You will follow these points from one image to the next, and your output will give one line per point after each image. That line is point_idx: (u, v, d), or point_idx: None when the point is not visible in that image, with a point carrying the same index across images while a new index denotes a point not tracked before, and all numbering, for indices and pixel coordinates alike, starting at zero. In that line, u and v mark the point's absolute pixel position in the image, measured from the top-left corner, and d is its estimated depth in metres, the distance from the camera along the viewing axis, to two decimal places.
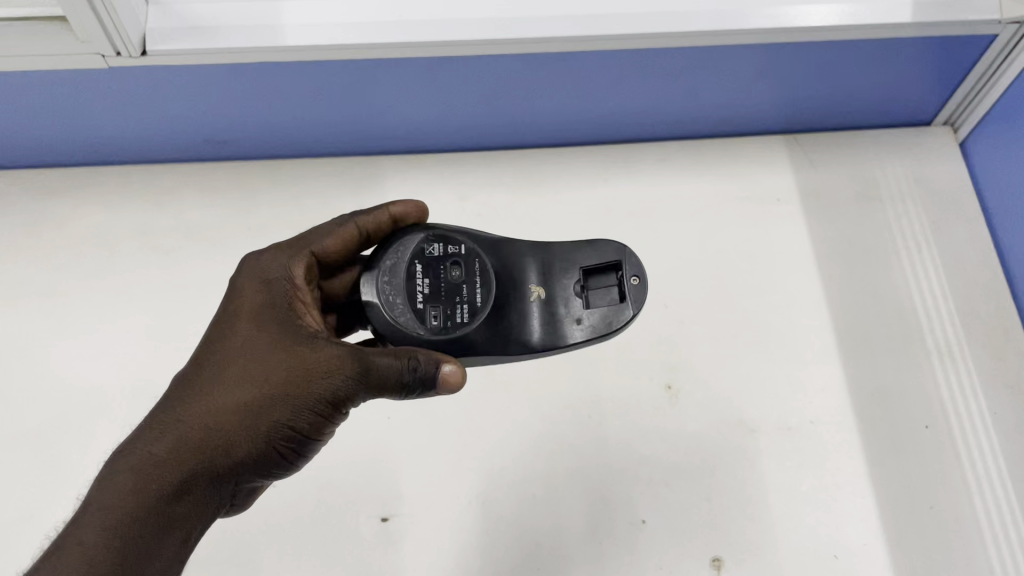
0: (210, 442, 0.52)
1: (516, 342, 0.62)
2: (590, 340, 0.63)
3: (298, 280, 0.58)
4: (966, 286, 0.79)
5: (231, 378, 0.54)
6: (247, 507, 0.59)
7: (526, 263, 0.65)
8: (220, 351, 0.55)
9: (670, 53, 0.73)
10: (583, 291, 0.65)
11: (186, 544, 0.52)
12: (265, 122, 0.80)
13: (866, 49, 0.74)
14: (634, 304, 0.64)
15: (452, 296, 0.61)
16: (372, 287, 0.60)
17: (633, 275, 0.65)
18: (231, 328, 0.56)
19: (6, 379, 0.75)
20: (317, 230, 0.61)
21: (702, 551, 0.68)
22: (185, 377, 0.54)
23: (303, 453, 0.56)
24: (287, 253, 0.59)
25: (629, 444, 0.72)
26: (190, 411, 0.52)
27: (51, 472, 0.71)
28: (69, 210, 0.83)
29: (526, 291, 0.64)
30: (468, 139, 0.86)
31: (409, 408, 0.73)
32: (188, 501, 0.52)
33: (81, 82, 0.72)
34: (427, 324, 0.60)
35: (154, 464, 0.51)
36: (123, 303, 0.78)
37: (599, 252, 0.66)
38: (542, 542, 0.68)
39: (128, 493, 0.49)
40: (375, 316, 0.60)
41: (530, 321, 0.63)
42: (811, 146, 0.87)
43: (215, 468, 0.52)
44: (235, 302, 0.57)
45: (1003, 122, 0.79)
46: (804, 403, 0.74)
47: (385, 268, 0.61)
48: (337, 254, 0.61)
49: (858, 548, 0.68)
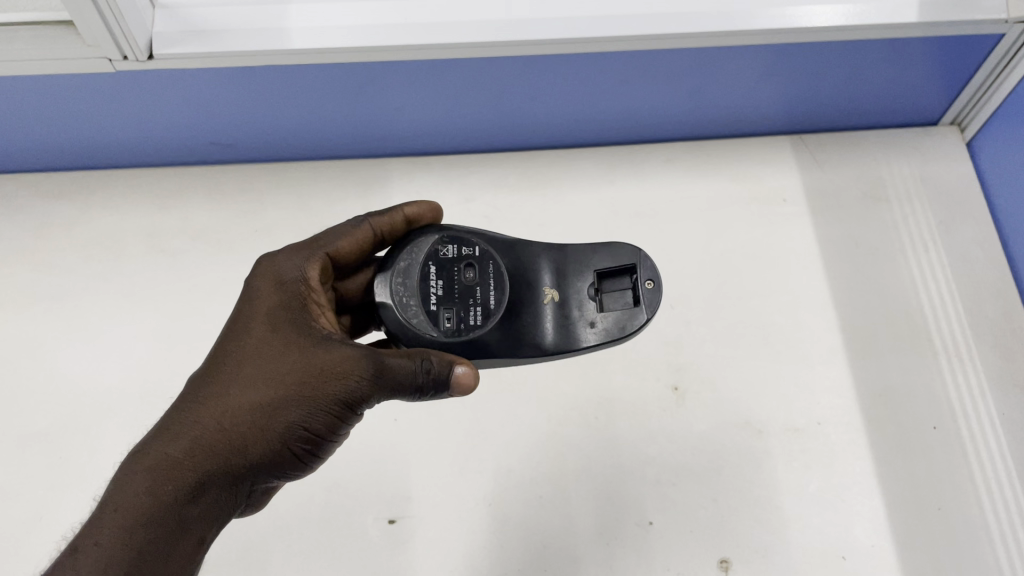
0: (226, 442, 0.52)
1: (529, 345, 0.61)
2: (604, 343, 0.62)
3: (313, 282, 0.58)
4: (973, 286, 0.79)
5: (246, 379, 0.54)
6: (262, 507, 0.59)
7: (539, 265, 0.64)
8: (234, 351, 0.55)
9: (675, 53, 0.73)
10: (597, 293, 0.64)
11: (201, 545, 0.52)
12: (270, 125, 0.80)
13: (872, 49, 0.74)
14: (648, 308, 0.63)
15: (466, 297, 0.61)
16: (385, 288, 0.61)
17: (648, 279, 0.64)
18: (247, 328, 0.56)
19: (15, 382, 0.75)
20: (332, 230, 0.61)
21: (709, 552, 0.68)
22: (201, 377, 0.55)
23: (318, 454, 0.56)
24: (302, 253, 0.59)
25: (636, 445, 0.72)
26: (205, 412, 0.53)
27: (60, 473, 0.71)
28: (77, 213, 0.83)
29: (540, 293, 0.63)
30: (473, 141, 0.86)
31: (416, 410, 0.73)
32: (203, 502, 0.52)
33: (88, 86, 0.72)
34: (439, 326, 0.60)
35: (169, 465, 0.51)
36: (130, 306, 0.79)
37: (614, 255, 0.65)
38: (549, 543, 0.68)
39: (143, 494, 0.49)
40: (388, 317, 0.60)
41: (543, 323, 0.62)
42: (818, 147, 0.87)
43: (231, 468, 0.52)
44: (249, 303, 0.57)
45: (1011, 121, 0.78)
46: (811, 403, 0.74)
47: (399, 269, 0.62)
48: (352, 255, 0.61)
49: (867, 550, 0.68)
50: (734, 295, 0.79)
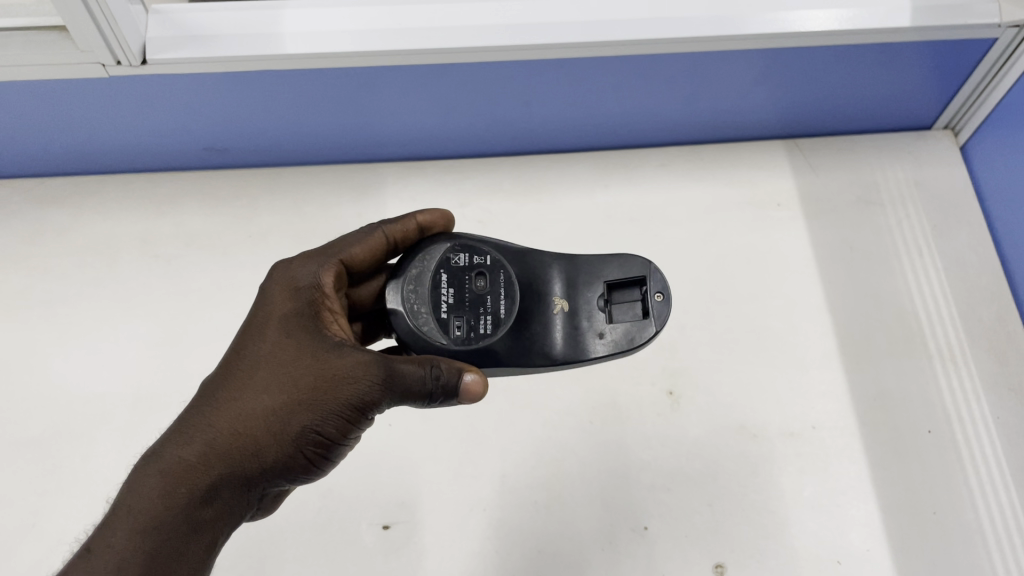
0: (240, 446, 0.52)
1: (539, 355, 0.61)
2: (613, 355, 0.62)
3: (327, 288, 0.58)
4: (968, 290, 0.79)
5: (260, 384, 0.53)
6: (273, 511, 0.59)
7: (550, 274, 0.64)
8: (248, 357, 0.55)
9: (670, 57, 0.74)
10: (607, 304, 0.64)
11: (213, 548, 0.52)
12: (264, 130, 0.80)
13: (865, 52, 0.74)
14: (657, 321, 0.63)
15: (476, 306, 0.61)
16: (397, 295, 0.61)
17: (658, 292, 0.64)
18: (260, 334, 0.56)
19: (7, 388, 0.75)
20: (346, 237, 0.61)
21: (705, 557, 0.68)
22: (215, 381, 0.55)
23: (330, 460, 0.56)
24: (317, 260, 0.59)
25: (630, 449, 0.72)
26: (219, 417, 0.52)
27: (53, 480, 0.70)
28: (70, 218, 0.83)
29: (550, 302, 0.63)
30: (468, 146, 0.86)
31: (410, 415, 0.73)
32: (215, 505, 0.52)
33: (82, 91, 0.72)
34: (449, 334, 0.60)
35: (183, 469, 0.51)
36: (124, 311, 0.78)
37: (625, 266, 0.65)
38: (544, 549, 0.68)
39: (157, 497, 0.49)
40: (399, 324, 0.60)
41: (553, 333, 0.62)
42: (811, 151, 0.87)
43: (244, 473, 0.52)
44: (264, 309, 0.57)
45: (1004, 124, 0.79)
46: (806, 407, 0.74)
47: (410, 276, 0.62)
48: (365, 262, 0.62)
49: (862, 554, 0.68)
50: (729, 300, 0.79)
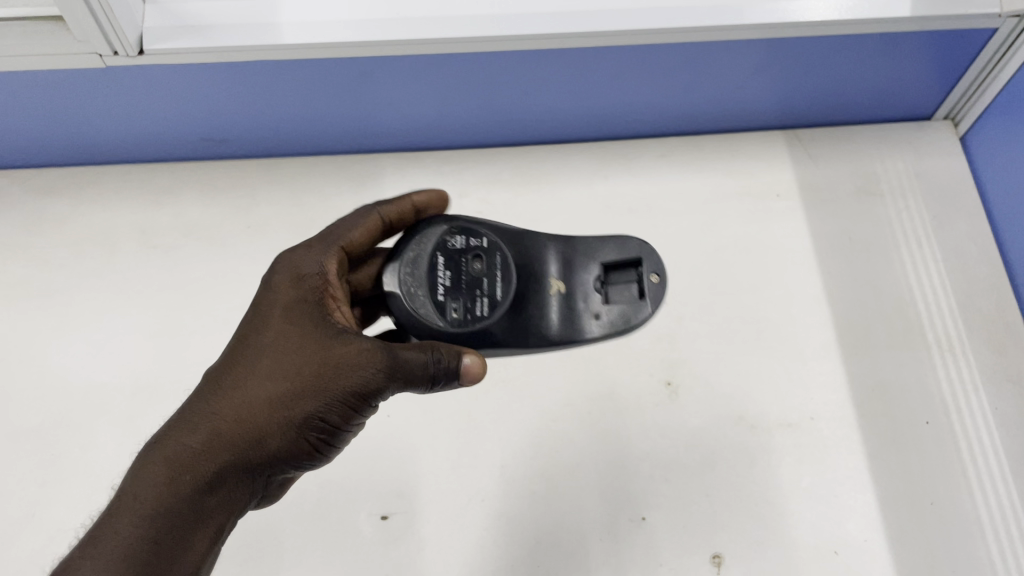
0: (245, 433, 0.52)
1: (536, 335, 0.62)
2: (609, 335, 0.63)
3: (331, 276, 0.58)
4: (967, 280, 0.79)
5: (265, 372, 0.53)
6: (278, 498, 0.59)
7: (546, 256, 0.64)
8: (251, 345, 0.55)
9: (668, 48, 0.73)
10: (603, 286, 0.65)
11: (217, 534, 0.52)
12: (262, 120, 0.80)
13: (864, 42, 0.74)
14: (653, 302, 0.64)
15: (473, 288, 0.61)
16: (394, 278, 0.60)
17: (653, 272, 0.65)
18: (263, 321, 0.55)
19: (7, 378, 0.75)
20: (345, 223, 0.60)
21: (703, 547, 0.68)
22: (219, 368, 0.54)
23: (339, 447, 0.56)
24: (319, 248, 0.58)
25: (628, 440, 0.72)
26: (222, 404, 0.52)
27: (53, 470, 0.70)
28: (70, 209, 0.83)
29: (546, 284, 0.63)
30: (467, 136, 0.86)
31: (408, 406, 0.73)
32: (221, 493, 0.52)
33: (79, 81, 0.72)
34: (446, 316, 0.59)
35: (188, 457, 0.51)
36: (123, 302, 0.78)
37: (621, 247, 0.66)
38: (542, 539, 0.68)
39: (160, 485, 0.49)
40: (396, 306, 0.59)
41: (550, 314, 0.62)
42: (810, 141, 0.87)
43: (250, 460, 0.52)
44: (267, 297, 0.57)
45: (1004, 114, 0.78)
46: (804, 398, 0.74)
47: (408, 258, 0.61)
48: (363, 246, 0.61)
49: (860, 545, 0.68)
50: (728, 291, 0.79)
